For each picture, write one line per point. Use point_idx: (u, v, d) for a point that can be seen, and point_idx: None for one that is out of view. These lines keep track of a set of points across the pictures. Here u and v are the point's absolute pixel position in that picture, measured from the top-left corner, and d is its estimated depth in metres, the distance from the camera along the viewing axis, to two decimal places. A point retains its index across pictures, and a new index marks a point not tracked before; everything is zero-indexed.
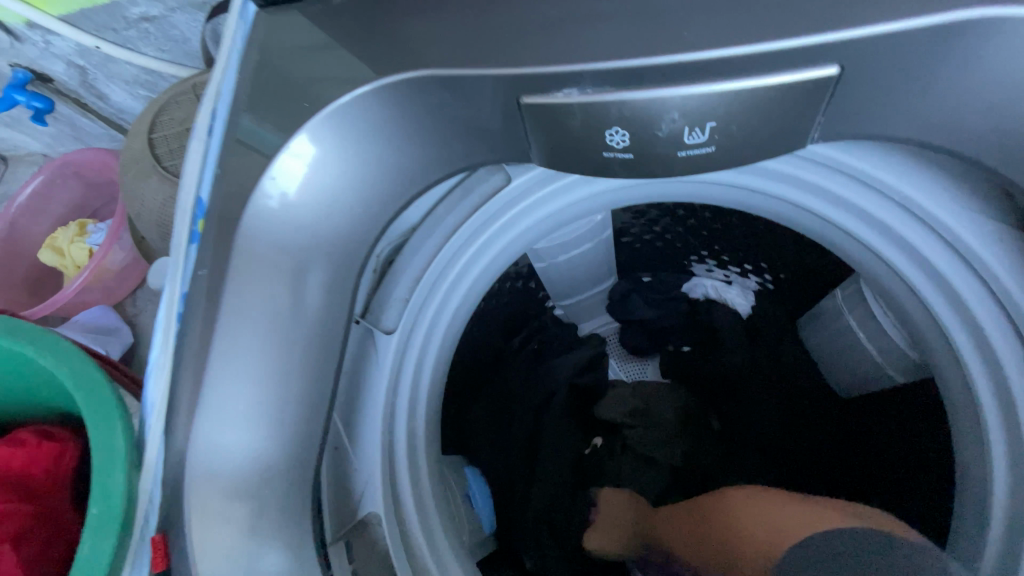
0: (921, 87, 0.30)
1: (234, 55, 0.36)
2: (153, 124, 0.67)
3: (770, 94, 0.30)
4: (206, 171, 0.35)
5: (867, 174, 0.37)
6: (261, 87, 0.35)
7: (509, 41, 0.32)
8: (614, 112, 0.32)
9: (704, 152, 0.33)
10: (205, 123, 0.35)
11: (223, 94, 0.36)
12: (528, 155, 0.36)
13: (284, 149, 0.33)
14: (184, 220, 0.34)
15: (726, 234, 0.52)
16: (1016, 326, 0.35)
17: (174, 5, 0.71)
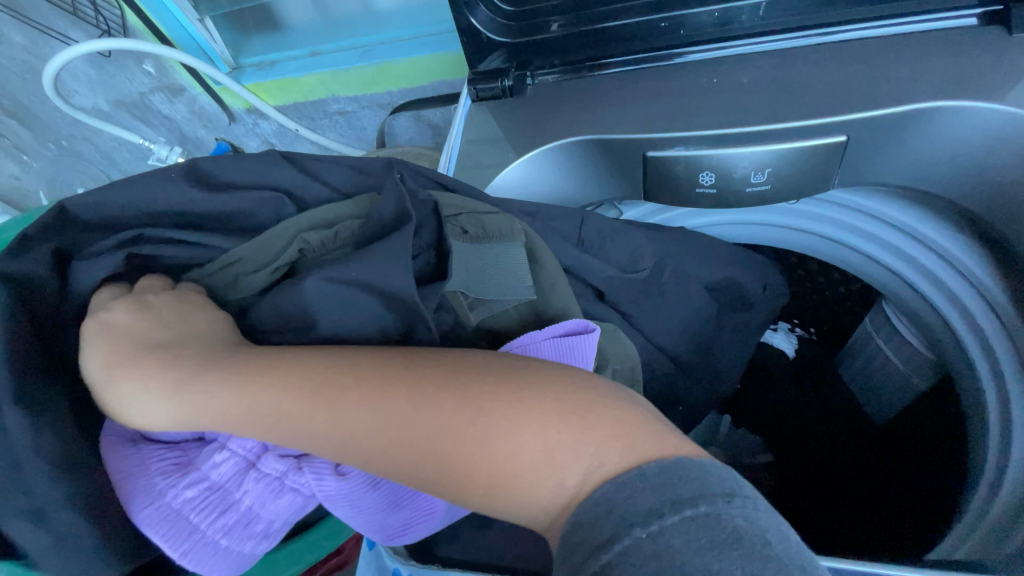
0: (901, 148, 0.48)
1: (458, 124, 0.62)
2: None
3: (804, 153, 0.49)
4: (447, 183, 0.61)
5: (882, 214, 0.57)
6: (487, 147, 0.58)
7: (639, 121, 0.52)
8: (707, 160, 0.50)
9: (762, 189, 0.51)
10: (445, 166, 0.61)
11: (453, 148, 0.61)
12: (640, 192, 0.55)
13: (496, 174, 0.56)
14: None
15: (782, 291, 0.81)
16: (997, 315, 0.51)
17: (366, 104, 0.91)
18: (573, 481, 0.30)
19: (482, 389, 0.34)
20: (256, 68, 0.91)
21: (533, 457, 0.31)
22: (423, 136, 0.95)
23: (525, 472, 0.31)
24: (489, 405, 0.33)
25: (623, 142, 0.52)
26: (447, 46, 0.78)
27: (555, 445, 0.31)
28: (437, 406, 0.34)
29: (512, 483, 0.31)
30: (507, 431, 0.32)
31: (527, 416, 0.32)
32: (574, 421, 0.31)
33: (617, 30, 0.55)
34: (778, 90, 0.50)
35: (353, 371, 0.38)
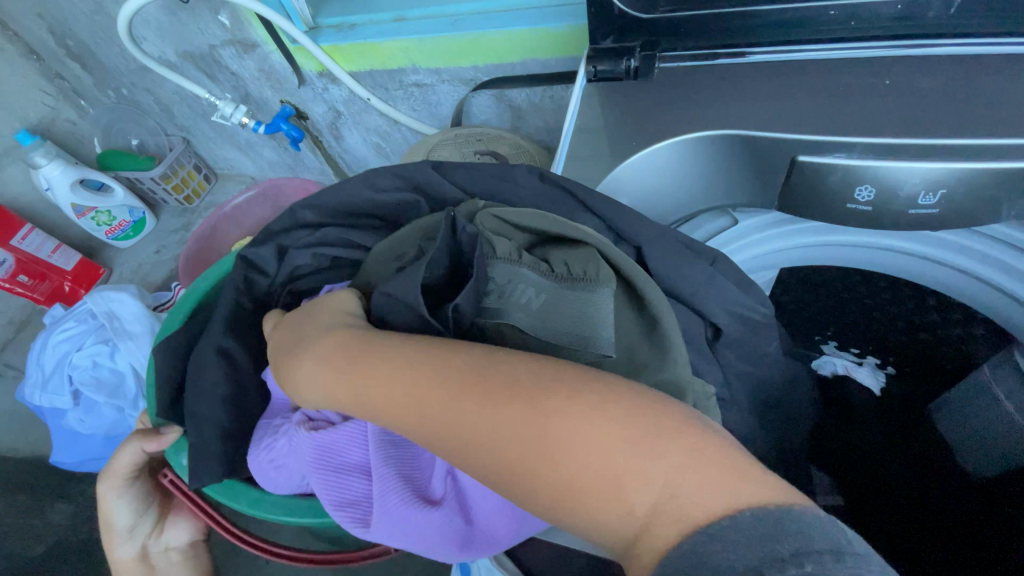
0: None
1: (572, 105, 0.57)
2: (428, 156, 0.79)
3: (993, 176, 0.41)
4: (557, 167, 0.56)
5: None
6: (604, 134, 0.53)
7: (794, 119, 0.46)
8: (870, 174, 0.44)
9: (928, 211, 0.44)
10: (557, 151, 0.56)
11: (565, 133, 0.56)
12: (771, 202, 0.49)
13: (616, 168, 0.51)
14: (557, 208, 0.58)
15: (863, 320, 0.72)
16: None
17: (446, 78, 0.86)
18: (644, 510, 0.29)
19: (549, 391, 0.32)
20: (334, 29, 0.86)
21: (617, 481, 0.29)
22: (500, 118, 0.90)
23: (610, 510, 0.29)
24: (551, 431, 0.31)
25: (769, 141, 0.46)
26: (550, 20, 0.73)
27: (634, 469, 0.29)
28: (537, 408, 0.32)
29: (585, 509, 0.30)
30: (569, 455, 0.30)
31: (606, 434, 0.30)
32: (642, 446, 0.30)
33: (773, 17, 0.49)
34: (966, 100, 0.44)
35: (427, 365, 0.37)
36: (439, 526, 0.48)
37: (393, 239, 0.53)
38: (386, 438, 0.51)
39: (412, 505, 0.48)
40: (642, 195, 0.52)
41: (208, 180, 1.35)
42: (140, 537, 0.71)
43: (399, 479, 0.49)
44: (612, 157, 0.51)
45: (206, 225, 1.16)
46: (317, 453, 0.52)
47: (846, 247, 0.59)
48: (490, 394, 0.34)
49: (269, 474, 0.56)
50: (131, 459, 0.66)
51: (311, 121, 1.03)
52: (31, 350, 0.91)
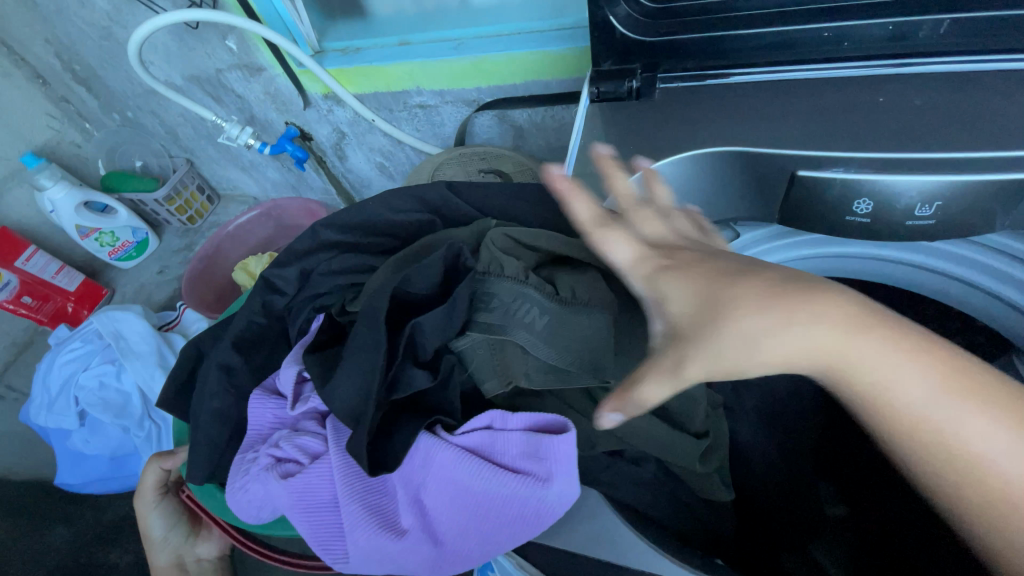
0: None
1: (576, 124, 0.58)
2: (433, 174, 0.80)
3: (987, 188, 0.43)
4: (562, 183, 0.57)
5: None
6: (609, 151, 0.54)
7: (794, 134, 0.48)
8: (868, 188, 0.45)
9: (925, 223, 0.46)
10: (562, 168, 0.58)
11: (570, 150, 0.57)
12: (772, 215, 0.51)
13: None
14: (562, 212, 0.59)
15: None
16: None
17: (450, 99, 0.88)
18: (981, 453, 0.33)
19: (911, 345, 0.33)
20: (340, 53, 0.88)
21: (915, 420, 0.34)
22: (502, 137, 0.92)
23: (933, 449, 0.34)
24: (865, 366, 0.33)
25: (769, 156, 0.48)
26: (551, 43, 0.75)
27: (950, 421, 0.33)
28: (852, 354, 0.33)
29: (921, 444, 0.34)
30: (917, 398, 0.33)
31: (936, 393, 0.33)
32: (993, 412, 0.33)
33: (771, 37, 0.52)
34: (958, 114, 0.46)
35: (902, 339, 0.33)
36: (410, 556, 0.47)
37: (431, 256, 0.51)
38: (351, 475, 0.49)
39: (384, 539, 0.47)
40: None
41: (211, 200, 1.36)
42: (175, 546, 0.80)
43: (370, 515, 0.48)
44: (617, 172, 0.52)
45: (210, 244, 1.17)
46: (288, 497, 0.51)
47: (846, 258, 0.60)
48: (914, 352, 0.33)
49: (250, 511, 0.56)
50: (155, 475, 0.76)
51: (315, 141, 1.05)
52: (36, 371, 0.91)
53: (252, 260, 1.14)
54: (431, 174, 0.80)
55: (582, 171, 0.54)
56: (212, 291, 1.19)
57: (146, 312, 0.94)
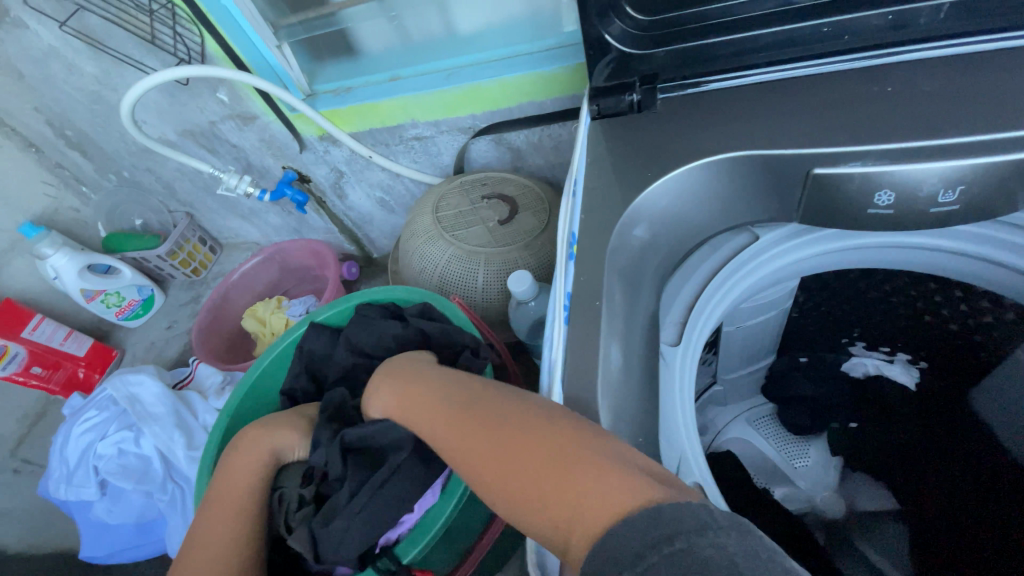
0: None
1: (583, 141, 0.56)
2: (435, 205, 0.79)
3: (1006, 170, 0.42)
4: (575, 214, 0.51)
5: None
6: (615, 166, 0.53)
7: (810, 133, 0.47)
8: (887, 179, 0.45)
9: (949, 209, 0.45)
10: (572, 187, 0.54)
11: (579, 168, 0.54)
12: (792, 215, 0.50)
13: (638, 195, 0.50)
14: (562, 244, 0.51)
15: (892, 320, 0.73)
16: None
17: (445, 128, 0.87)
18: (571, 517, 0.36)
19: (546, 436, 0.40)
20: (332, 94, 0.88)
21: (493, 460, 0.42)
22: (500, 160, 0.92)
23: (499, 493, 0.41)
24: (516, 459, 0.41)
25: (784, 158, 0.47)
26: (543, 65, 0.75)
27: (529, 450, 0.41)
28: (542, 457, 0.40)
29: (533, 517, 0.38)
30: (564, 471, 0.38)
31: (602, 481, 0.36)
32: (563, 451, 0.39)
33: (769, 39, 0.52)
34: (971, 98, 0.45)
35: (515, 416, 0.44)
36: None
37: (548, 372, 0.49)
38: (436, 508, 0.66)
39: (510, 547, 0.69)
40: (665, 219, 0.52)
41: (213, 251, 1.36)
42: None
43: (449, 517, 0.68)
44: (630, 182, 0.51)
45: (217, 295, 1.16)
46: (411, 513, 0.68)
47: (865, 247, 0.59)
48: (522, 434, 0.42)
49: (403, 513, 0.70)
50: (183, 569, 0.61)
51: (313, 183, 1.05)
52: (53, 444, 0.89)
53: (260, 306, 1.15)
54: (434, 205, 0.79)
55: (594, 186, 0.52)
56: (222, 341, 1.18)
57: (160, 371, 0.93)
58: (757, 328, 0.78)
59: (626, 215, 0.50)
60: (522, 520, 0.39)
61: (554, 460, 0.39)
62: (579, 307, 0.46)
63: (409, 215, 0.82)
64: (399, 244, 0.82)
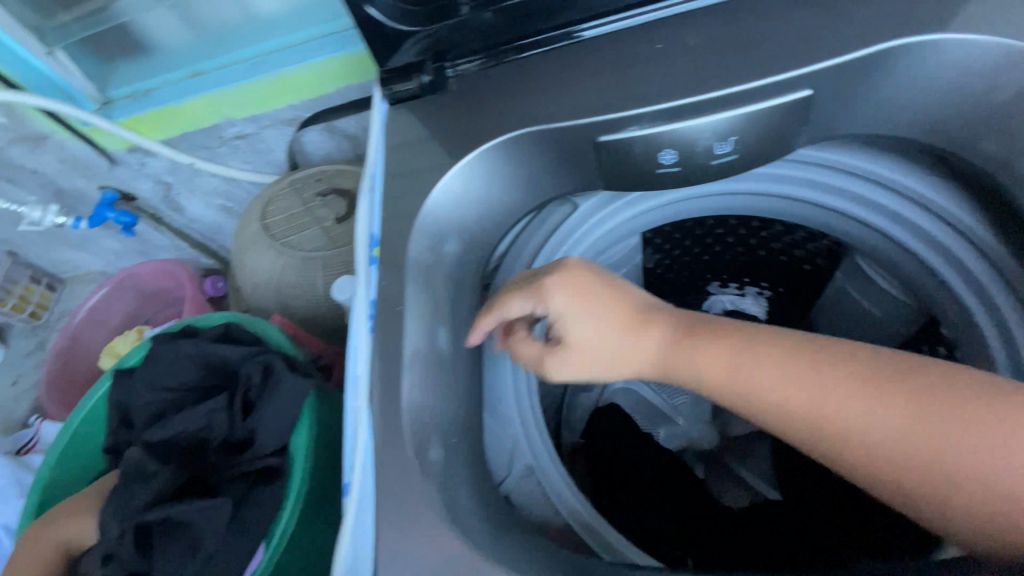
0: (864, 88, 0.43)
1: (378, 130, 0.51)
2: (263, 211, 0.72)
3: (770, 116, 0.43)
4: (374, 213, 0.46)
5: (857, 164, 0.53)
6: (408, 156, 0.49)
7: (591, 99, 0.46)
8: (666, 139, 0.45)
9: (728, 159, 0.46)
10: (365, 181, 0.48)
11: (374, 163, 0.50)
12: (596, 182, 0.50)
13: (435, 185, 0.46)
14: (362, 248, 0.45)
15: (740, 256, 0.75)
16: (983, 253, 0.49)
17: (266, 123, 0.80)
18: (988, 469, 0.33)
19: (861, 359, 0.38)
20: (129, 99, 0.77)
21: (788, 391, 0.39)
22: (340, 147, 0.86)
23: (850, 446, 0.37)
24: (764, 376, 0.40)
25: (572, 129, 0.45)
26: (350, 44, 0.69)
27: (796, 372, 0.39)
28: (865, 410, 0.37)
29: (882, 469, 0.36)
30: (862, 407, 0.37)
31: (891, 417, 0.36)
32: (868, 386, 0.37)
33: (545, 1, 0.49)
34: (734, 42, 0.44)
35: (725, 328, 0.44)
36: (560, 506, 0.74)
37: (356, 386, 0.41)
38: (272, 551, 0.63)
39: None
40: (470, 208, 0.48)
41: (54, 288, 1.21)
42: None
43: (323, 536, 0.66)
44: (425, 170, 0.48)
45: (65, 337, 1.05)
46: None
47: (688, 196, 0.59)
48: (752, 356, 0.42)
49: None
50: None
51: (141, 200, 0.95)
52: None
53: (118, 341, 1.04)
54: (261, 213, 0.72)
55: (390, 178, 0.49)
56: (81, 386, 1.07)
57: None
58: (617, 284, 0.79)
59: (423, 210, 0.46)
60: (864, 472, 0.36)
61: (855, 402, 0.37)
62: (382, 314, 0.43)
63: (237, 227, 0.75)
64: (233, 260, 0.74)
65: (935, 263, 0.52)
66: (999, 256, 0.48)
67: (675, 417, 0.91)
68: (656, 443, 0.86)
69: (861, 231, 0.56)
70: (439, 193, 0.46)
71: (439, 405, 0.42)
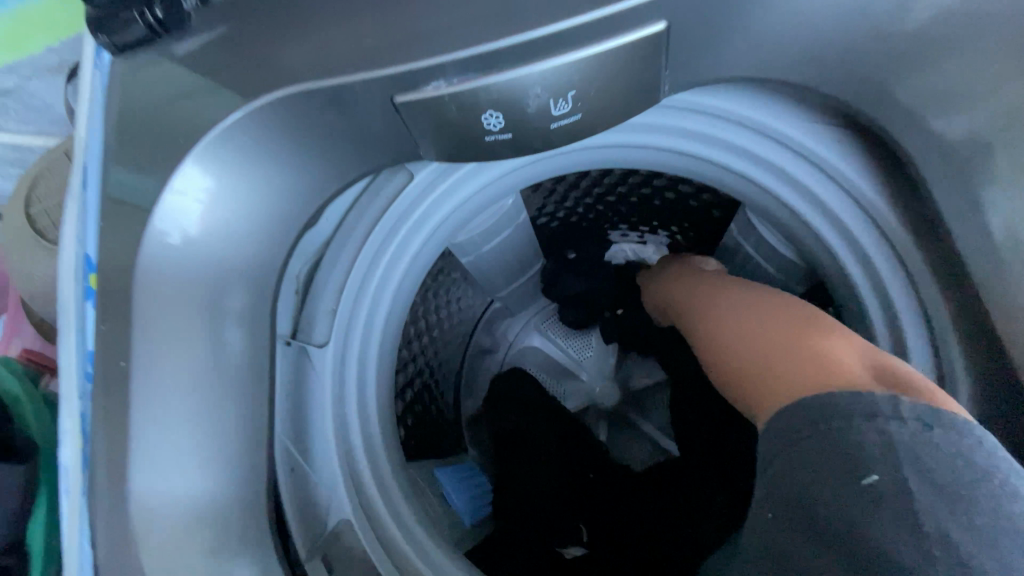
0: (734, 19, 0.33)
1: (94, 105, 0.35)
2: (29, 197, 0.58)
3: (615, 62, 0.33)
4: (87, 229, 0.34)
5: (747, 117, 0.44)
6: (125, 131, 0.34)
7: (379, 44, 0.32)
8: (484, 97, 0.34)
9: (572, 120, 0.36)
10: (76, 183, 0.34)
11: (90, 145, 0.35)
12: (418, 151, 0.39)
13: (174, 182, 0.33)
14: (68, 281, 0.33)
15: (638, 205, 0.69)
16: (874, 223, 0.45)
17: (29, 73, 0.62)
18: (882, 377, 0.40)
19: (825, 319, 0.48)
20: None
21: (785, 322, 0.49)
22: None
23: (844, 369, 0.41)
24: (770, 323, 0.50)
25: (359, 87, 0.33)
26: None
27: (796, 317, 0.49)
28: (832, 340, 0.45)
29: (823, 376, 0.42)
30: (842, 345, 0.45)
31: (858, 349, 0.44)
32: (835, 332, 0.46)
33: None
34: None
35: (740, 293, 0.56)
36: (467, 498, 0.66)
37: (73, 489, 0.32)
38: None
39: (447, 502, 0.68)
40: (227, 207, 0.35)
41: None
42: None
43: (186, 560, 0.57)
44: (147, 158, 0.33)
45: None
46: None
47: (553, 154, 0.49)
48: (762, 309, 0.52)
49: None
50: None
51: None
52: None
53: None
54: (26, 203, 0.57)
55: (109, 170, 0.34)
56: None
57: None
58: (500, 251, 0.69)
59: (158, 219, 0.33)
60: (802, 384, 0.43)
61: (830, 334, 0.46)
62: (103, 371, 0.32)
63: (4, 214, 0.59)
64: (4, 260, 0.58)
65: (819, 226, 0.47)
66: (887, 223, 0.44)
67: (579, 373, 0.87)
68: (550, 399, 0.82)
69: (747, 187, 0.49)
70: (171, 198, 0.33)
71: (206, 479, 0.33)
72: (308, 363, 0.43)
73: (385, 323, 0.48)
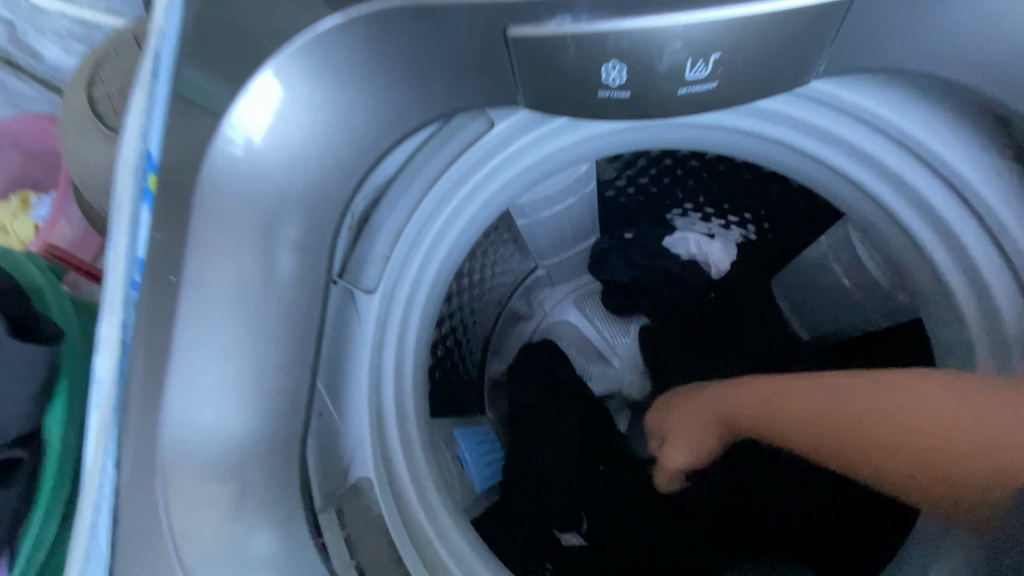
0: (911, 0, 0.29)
1: None
2: (93, 79, 0.54)
3: (775, 24, 0.29)
4: (153, 122, 0.31)
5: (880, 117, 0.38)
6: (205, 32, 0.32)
7: None
8: (611, 45, 0.29)
9: (705, 88, 0.32)
10: (148, 67, 0.31)
11: (166, 32, 0.32)
12: (514, 98, 0.34)
13: (247, 93, 0.31)
14: (126, 177, 0.30)
15: (712, 191, 0.63)
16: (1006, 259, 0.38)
17: None
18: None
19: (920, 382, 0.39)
20: None
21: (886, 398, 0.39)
22: None
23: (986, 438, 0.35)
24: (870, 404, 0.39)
25: (461, 13, 0.29)
26: None
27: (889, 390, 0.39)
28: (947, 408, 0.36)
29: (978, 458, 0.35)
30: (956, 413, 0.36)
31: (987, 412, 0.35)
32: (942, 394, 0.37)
33: None
34: None
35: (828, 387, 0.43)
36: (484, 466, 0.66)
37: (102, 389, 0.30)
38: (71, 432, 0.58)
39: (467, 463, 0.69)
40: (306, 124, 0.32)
41: None
42: None
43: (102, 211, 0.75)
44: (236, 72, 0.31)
45: None
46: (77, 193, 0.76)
47: (652, 124, 0.44)
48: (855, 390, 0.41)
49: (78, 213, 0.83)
50: None
51: None
52: None
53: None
54: (87, 87, 0.54)
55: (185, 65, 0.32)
56: None
57: None
58: (559, 219, 0.65)
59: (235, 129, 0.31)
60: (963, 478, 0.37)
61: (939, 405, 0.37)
62: (154, 274, 0.30)
63: (65, 100, 0.57)
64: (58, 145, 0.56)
65: (944, 260, 0.41)
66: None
67: (611, 358, 0.83)
68: (580, 382, 0.78)
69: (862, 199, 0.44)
70: (249, 131, 0.31)
71: (235, 408, 0.31)
72: (353, 308, 0.40)
73: (435, 277, 0.45)
